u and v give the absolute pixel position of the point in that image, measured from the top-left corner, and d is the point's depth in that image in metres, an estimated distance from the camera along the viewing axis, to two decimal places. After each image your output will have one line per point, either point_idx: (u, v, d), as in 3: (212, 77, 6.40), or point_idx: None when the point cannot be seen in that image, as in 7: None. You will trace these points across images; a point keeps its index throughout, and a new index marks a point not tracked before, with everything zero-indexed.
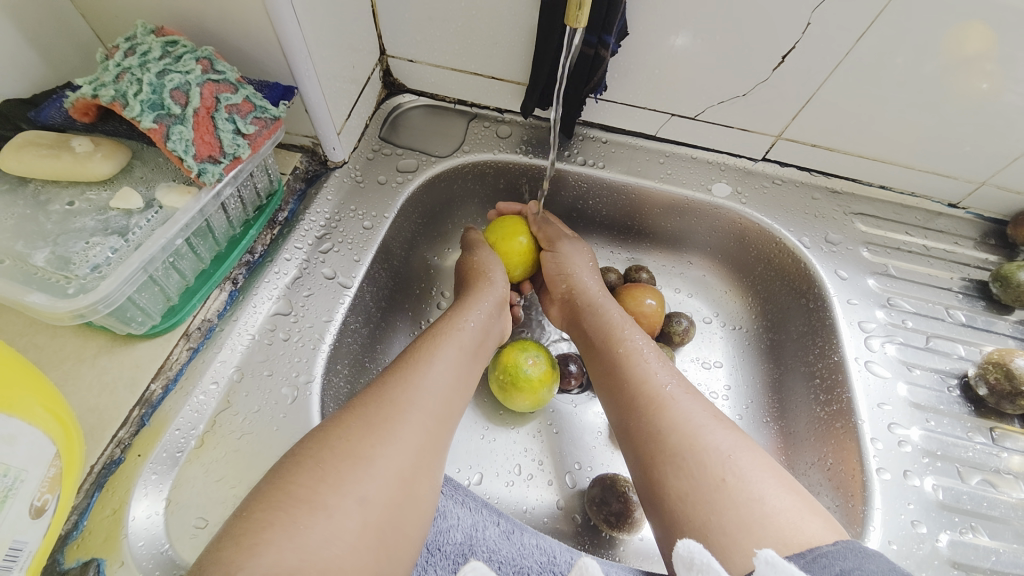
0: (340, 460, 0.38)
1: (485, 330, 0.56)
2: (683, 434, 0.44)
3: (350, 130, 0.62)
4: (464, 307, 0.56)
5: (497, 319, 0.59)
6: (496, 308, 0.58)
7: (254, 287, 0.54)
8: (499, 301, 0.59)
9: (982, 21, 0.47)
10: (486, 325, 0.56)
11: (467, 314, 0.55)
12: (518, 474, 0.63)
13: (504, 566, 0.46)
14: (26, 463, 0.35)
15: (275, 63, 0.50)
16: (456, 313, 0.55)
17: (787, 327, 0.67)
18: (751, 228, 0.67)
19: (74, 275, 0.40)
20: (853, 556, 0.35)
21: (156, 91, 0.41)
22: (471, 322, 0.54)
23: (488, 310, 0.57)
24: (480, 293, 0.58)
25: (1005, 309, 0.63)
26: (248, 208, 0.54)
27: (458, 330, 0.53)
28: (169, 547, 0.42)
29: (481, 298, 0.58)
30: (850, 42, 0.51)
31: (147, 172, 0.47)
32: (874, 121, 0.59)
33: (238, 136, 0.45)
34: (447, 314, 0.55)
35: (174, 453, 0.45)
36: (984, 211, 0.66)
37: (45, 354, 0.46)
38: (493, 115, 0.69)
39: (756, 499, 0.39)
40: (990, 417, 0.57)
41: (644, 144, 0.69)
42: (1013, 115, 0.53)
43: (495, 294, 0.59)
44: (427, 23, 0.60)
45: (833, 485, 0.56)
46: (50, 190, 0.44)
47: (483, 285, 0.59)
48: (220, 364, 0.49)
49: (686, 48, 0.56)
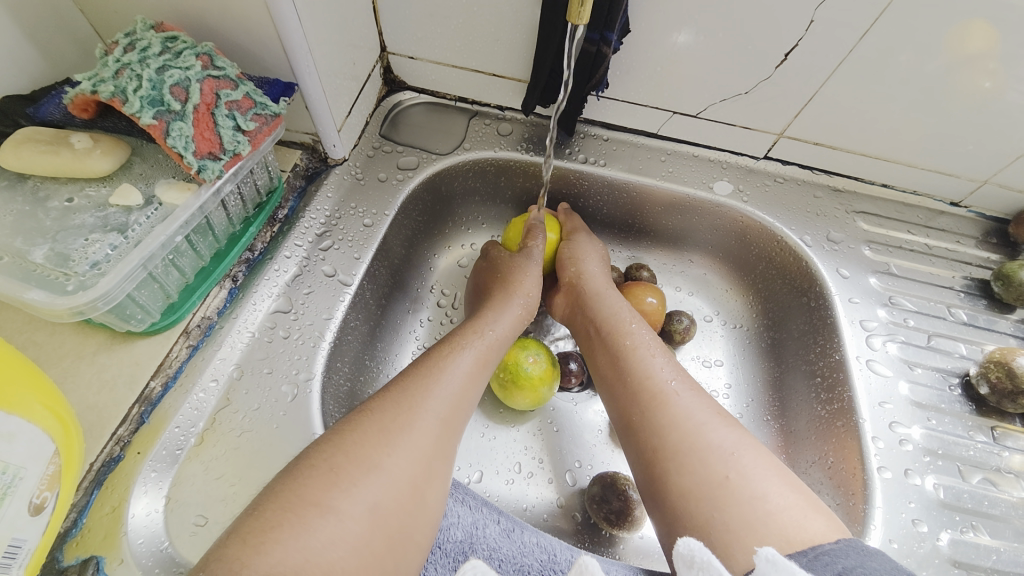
0: (354, 467, 0.38)
1: (508, 341, 0.56)
2: (686, 431, 0.44)
3: (351, 127, 0.62)
4: (488, 316, 0.56)
5: (519, 329, 0.58)
6: (521, 319, 0.58)
7: (254, 285, 0.54)
8: (524, 309, 0.59)
9: (985, 19, 0.47)
10: (509, 335, 0.56)
11: (492, 324, 0.55)
12: (519, 472, 0.63)
13: (504, 564, 0.46)
14: (26, 460, 0.35)
15: (275, 59, 0.50)
16: (482, 322, 0.55)
17: (788, 325, 0.67)
18: (752, 226, 0.67)
19: (74, 272, 0.40)
20: (855, 554, 0.35)
21: (156, 87, 0.41)
22: (496, 333, 0.54)
23: (512, 320, 0.57)
24: (508, 300, 0.58)
25: (1006, 308, 0.63)
26: (248, 205, 0.54)
27: (484, 341, 0.52)
28: (168, 545, 0.42)
29: (505, 305, 0.57)
30: (853, 39, 0.51)
31: (147, 169, 0.47)
32: (876, 119, 0.58)
33: (239, 133, 0.45)
34: (470, 322, 0.55)
35: (174, 450, 0.45)
36: (986, 210, 0.66)
37: (44, 351, 0.46)
38: (493, 113, 0.69)
39: (759, 498, 0.39)
40: (991, 416, 0.57)
41: (645, 142, 0.68)
42: (1016, 114, 0.53)
43: (522, 300, 0.59)
44: (428, 19, 0.59)
45: (834, 484, 0.56)
46: (49, 187, 0.44)
47: (506, 288, 0.59)
48: (219, 362, 0.49)
49: (688, 45, 0.56)
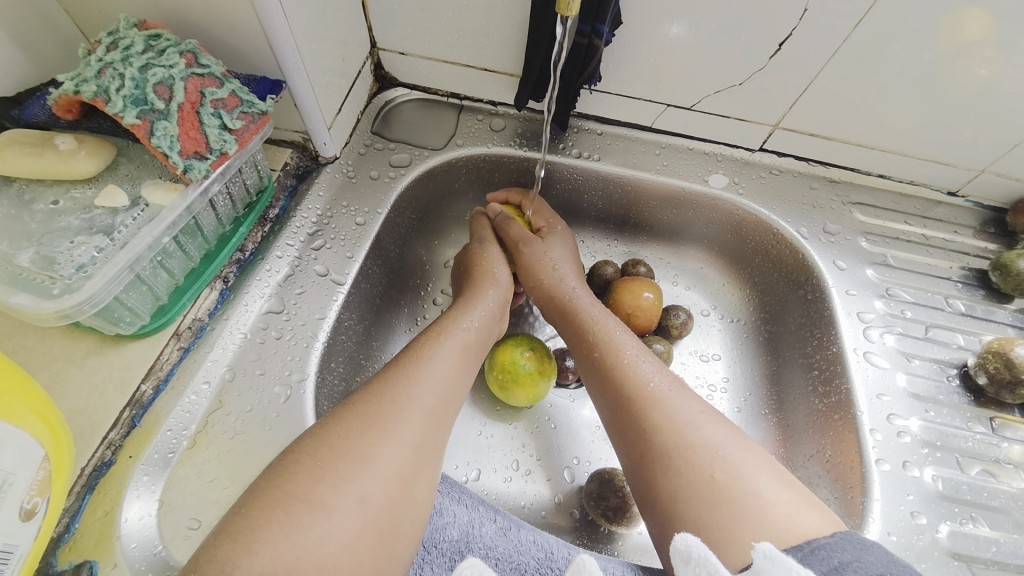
0: (340, 459, 0.37)
1: (486, 331, 0.55)
2: (670, 432, 0.43)
3: (341, 125, 0.62)
4: (463, 307, 0.55)
5: (497, 318, 0.58)
6: (497, 306, 0.58)
7: (246, 285, 0.53)
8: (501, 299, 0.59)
9: (981, 6, 0.46)
10: (487, 325, 0.55)
11: (468, 313, 0.54)
12: (516, 470, 0.62)
13: (501, 563, 0.46)
14: (14, 465, 0.34)
15: (262, 57, 0.49)
16: (459, 312, 0.54)
17: (785, 318, 0.67)
18: (748, 219, 0.67)
19: (59, 275, 0.40)
20: (852, 548, 0.35)
21: (139, 86, 0.41)
22: (472, 322, 0.53)
23: (488, 308, 0.56)
24: (482, 293, 0.58)
25: (1004, 298, 0.62)
26: (238, 205, 0.54)
27: (461, 329, 0.52)
28: (162, 548, 0.41)
29: (481, 297, 0.57)
30: (848, 28, 0.50)
31: (133, 169, 0.46)
32: (872, 110, 0.58)
33: (225, 132, 0.44)
34: (447, 314, 0.54)
35: (167, 453, 0.45)
36: (984, 199, 0.65)
37: (34, 356, 0.45)
38: (486, 108, 0.68)
39: (750, 493, 0.39)
40: (990, 407, 0.57)
41: (640, 135, 0.68)
42: (1012, 102, 0.53)
43: (496, 291, 0.58)
44: (418, 14, 0.59)
45: (832, 477, 0.55)
46: (34, 189, 0.44)
47: (484, 283, 0.59)
48: (212, 363, 0.49)
49: (681, 37, 0.55)
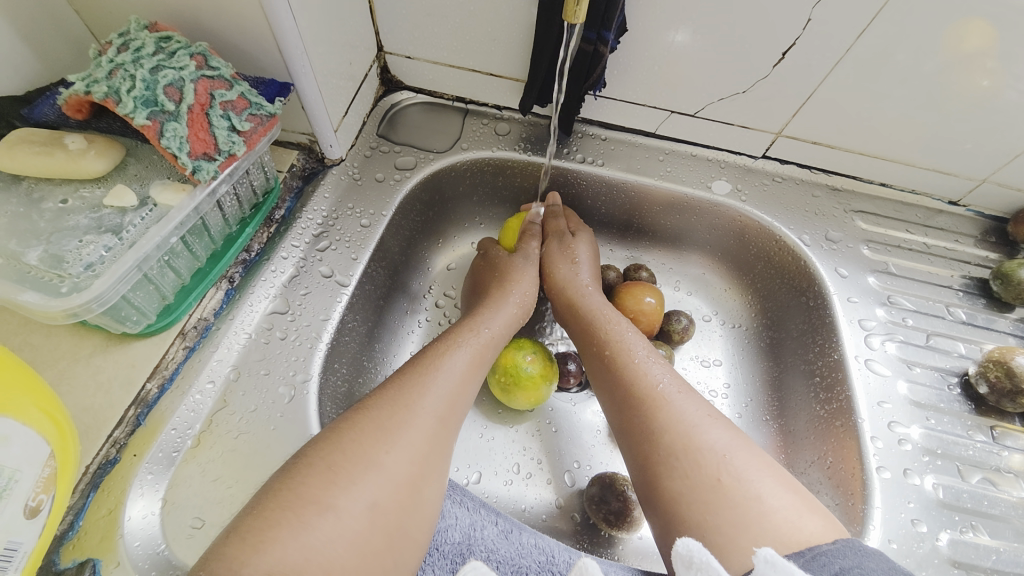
0: (352, 464, 0.37)
1: (504, 339, 0.56)
2: (677, 433, 0.44)
3: (347, 127, 0.62)
4: (481, 315, 0.56)
5: (515, 325, 0.58)
6: (516, 316, 0.58)
7: (251, 285, 0.53)
8: (520, 309, 0.59)
9: (983, 17, 0.47)
10: (505, 333, 0.56)
11: (486, 321, 0.55)
12: (517, 473, 0.62)
13: (503, 565, 0.46)
14: (20, 463, 0.35)
15: (271, 59, 0.49)
16: (476, 319, 0.55)
17: (787, 325, 0.67)
18: (751, 226, 0.67)
19: (68, 274, 0.40)
20: (853, 554, 0.35)
21: (150, 87, 0.41)
22: (491, 330, 0.54)
23: (506, 317, 0.57)
24: (500, 300, 0.58)
25: (1005, 307, 0.63)
26: (245, 206, 0.54)
27: (479, 339, 0.52)
28: (165, 547, 0.41)
29: (499, 305, 0.57)
30: (851, 38, 0.51)
31: (141, 169, 0.47)
32: (874, 119, 0.58)
33: (234, 133, 0.45)
34: (465, 321, 0.55)
35: (171, 452, 0.45)
36: (984, 209, 0.66)
37: (40, 353, 0.46)
38: (492, 112, 0.69)
39: (753, 498, 0.39)
40: (990, 415, 0.57)
41: (644, 141, 0.68)
42: (1014, 112, 0.53)
43: (517, 299, 0.59)
44: (424, 19, 0.59)
45: (833, 483, 0.55)
46: (43, 188, 0.44)
47: (502, 291, 0.59)
48: (216, 363, 0.49)
49: (686, 45, 0.55)
